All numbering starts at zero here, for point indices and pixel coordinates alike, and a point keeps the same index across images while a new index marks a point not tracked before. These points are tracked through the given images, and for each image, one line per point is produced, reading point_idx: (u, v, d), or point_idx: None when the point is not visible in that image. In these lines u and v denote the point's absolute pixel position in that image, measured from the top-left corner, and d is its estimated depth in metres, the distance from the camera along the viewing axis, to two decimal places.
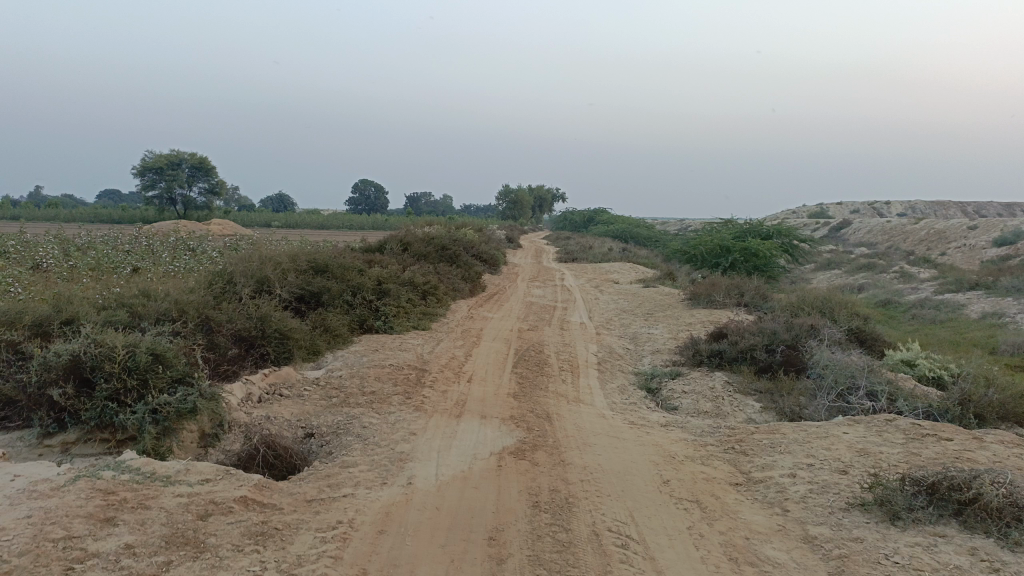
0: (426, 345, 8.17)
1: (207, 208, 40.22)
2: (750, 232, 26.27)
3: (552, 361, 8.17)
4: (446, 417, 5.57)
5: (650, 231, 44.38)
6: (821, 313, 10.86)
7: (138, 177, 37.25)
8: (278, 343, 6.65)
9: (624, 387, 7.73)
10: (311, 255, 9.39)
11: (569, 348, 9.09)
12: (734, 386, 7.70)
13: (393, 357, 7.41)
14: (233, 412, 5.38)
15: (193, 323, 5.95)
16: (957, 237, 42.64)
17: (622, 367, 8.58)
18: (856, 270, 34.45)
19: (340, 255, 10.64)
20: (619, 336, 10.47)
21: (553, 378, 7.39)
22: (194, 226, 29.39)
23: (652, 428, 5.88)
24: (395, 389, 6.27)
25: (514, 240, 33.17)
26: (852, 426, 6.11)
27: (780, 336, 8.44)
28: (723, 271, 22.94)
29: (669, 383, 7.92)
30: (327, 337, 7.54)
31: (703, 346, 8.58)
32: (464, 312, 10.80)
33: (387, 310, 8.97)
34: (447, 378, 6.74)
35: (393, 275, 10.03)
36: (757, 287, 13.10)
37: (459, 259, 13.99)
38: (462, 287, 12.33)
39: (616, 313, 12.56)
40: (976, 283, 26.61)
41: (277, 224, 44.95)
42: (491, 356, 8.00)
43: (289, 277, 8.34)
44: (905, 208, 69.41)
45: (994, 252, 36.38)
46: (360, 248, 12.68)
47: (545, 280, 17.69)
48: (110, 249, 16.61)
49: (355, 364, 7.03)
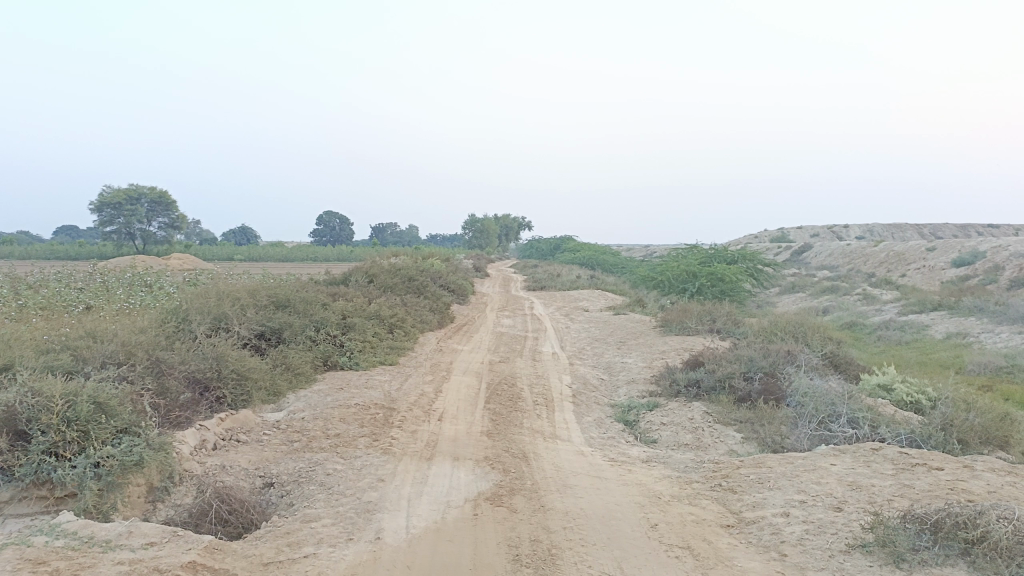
0: (393, 381, 7.83)
1: (167, 242, 39.38)
2: (717, 257, 26.36)
3: (526, 395, 7.87)
4: (416, 460, 5.23)
5: (617, 258, 44.45)
6: (795, 338, 10.74)
7: (95, 213, 36.35)
8: (235, 385, 6.27)
9: (601, 421, 7.45)
10: (271, 290, 9.02)
11: (542, 381, 8.80)
12: (714, 417, 7.45)
13: (359, 395, 7.05)
14: (184, 462, 5.00)
15: (141, 366, 5.56)
16: (916, 258, 43.38)
17: (598, 399, 8.31)
18: (820, 293, 34.79)
19: (302, 289, 10.26)
20: (592, 367, 10.20)
21: (527, 413, 7.08)
22: (153, 262, 28.65)
23: (633, 465, 5.60)
24: (361, 431, 5.92)
25: (481, 270, 32.93)
26: (838, 457, 5.90)
27: (757, 364, 8.24)
28: (691, 297, 22.90)
29: (647, 415, 7.66)
30: (288, 376, 7.17)
31: (680, 376, 8.33)
32: (433, 345, 10.47)
33: (352, 346, 8.62)
34: (416, 417, 6.40)
35: (358, 309, 9.68)
36: (729, 312, 12.97)
37: (426, 290, 13.66)
38: (430, 320, 12.00)
39: (588, 342, 12.32)
40: (938, 303, 26.94)
41: (240, 258, 44.20)
42: (461, 391, 7.67)
43: (248, 314, 7.96)
44: (865, 231, 70.71)
45: (953, 273, 37.02)
46: (324, 281, 12.30)
47: (514, 309, 17.45)
48: (63, 287, 15.98)
49: (318, 404, 6.66)
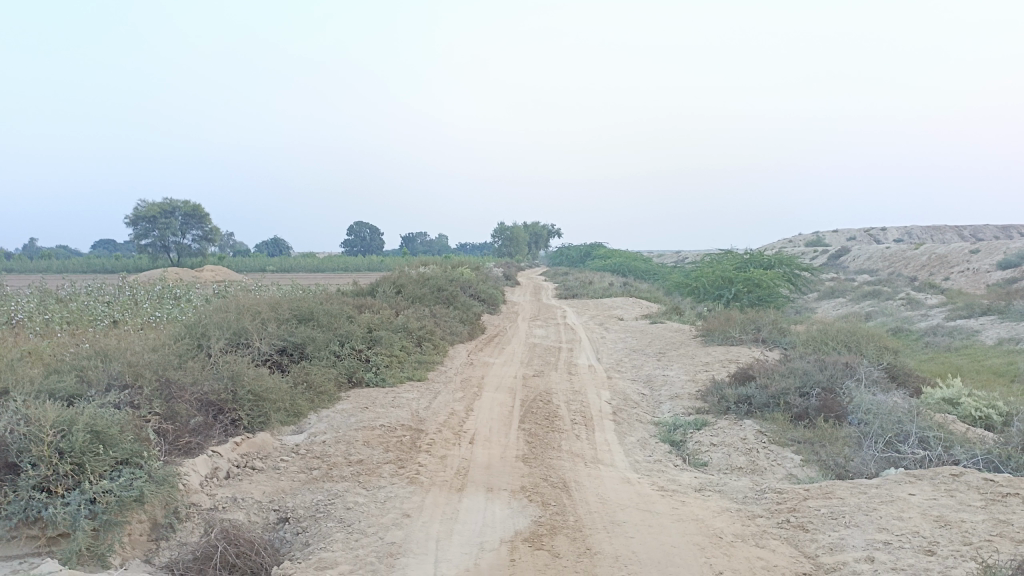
0: (421, 399, 7.36)
1: (202, 254, 39.51)
2: (753, 262, 25.61)
3: (563, 413, 7.35)
4: (446, 492, 4.74)
5: (649, 264, 43.69)
6: (847, 348, 10.07)
7: (131, 227, 36.54)
8: (252, 406, 5.84)
9: (645, 441, 6.89)
10: (294, 302, 8.61)
11: (579, 396, 8.27)
12: (769, 438, 6.86)
13: (386, 415, 6.58)
14: (192, 495, 4.56)
15: (148, 388, 5.14)
16: (959, 261, 42.01)
17: (640, 417, 7.75)
18: (861, 298, 33.77)
19: (327, 301, 9.86)
20: (632, 380, 9.64)
21: (565, 434, 6.56)
22: (187, 275, 28.58)
23: (686, 495, 5.04)
24: (386, 456, 5.44)
25: (511, 278, 32.50)
26: (916, 485, 5.29)
27: (814, 379, 7.63)
28: (728, 303, 22.21)
29: (695, 435, 7.09)
30: (310, 395, 6.73)
31: (729, 392, 7.73)
32: (464, 358, 10.00)
33: (378, 361, 8.17)
34: (446, 440, 5.92)
35: (384, 321, 9.24)
36: (773, 320, 12.33)
37: (456, 301, 13.20)
38: (460, 331, 11.52)
39: (626, 354, 11.76)
40: (987, 307, 25.88)
41: (272, 268, 44.34)
42: (494, 410, 7.17)
43: (268, 329, 7.55)
44: (903, 233, 69.00)
45: (999, 275, 35.73)
46: (350, 292, 11.89)
47: (546, 319, 16.94)
48: (92, 300, 15.80)
49: (341, 426, 6.20)
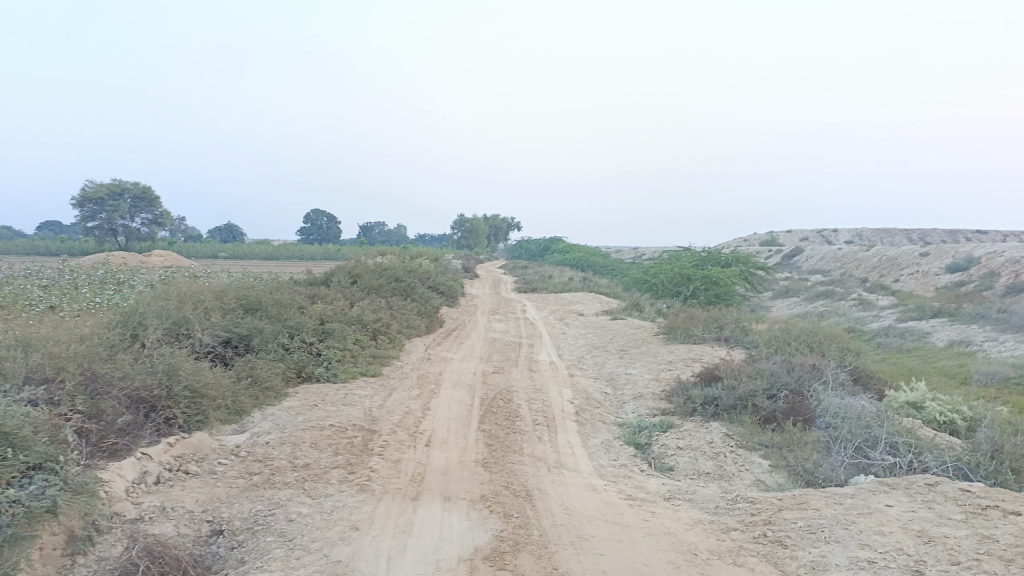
0: (375, 396, 6.95)
1: (151, 239, 38.28)
2: (712, 260, 25.64)
3: (524, 413, 7.01)
4: (400, 501, 4.37)
5: (608, 259, 43.66)
6: (810, 349, 9.94)
7: (77, 208, 35.17)
8: (188, 404, 5.38)
9: (609, 444, 6.60)
10: (241, 291, 8.11)
11: (541, 395, 7.95)
12: (737, 442, 6.62)
13: (336, 414, 6.16)
14: (115, 503, 4.11)
15: (71, 383, 4.66)
16: (909, 264, 42.86)
17: (604, 418, 7.45)
18: (815, 297, 34.17)
19: (278, 290, 9.37)
20: (594, 378, 9.35)
21: (526, 436, 6.23)
22: (135, 259, 27.56)
23: (656, 505, 4.75)
24: (335, 460, 5.04)
25: (470, 270, 32.10)
26: (891, 495, 5.09)
27: (781, 381, 7.43)
28: (686, 301, 22.16)
29: (661, 437, 6.81)
30: (255, 391, 6.29)
31: (695, 392, 7.47)
32: (421, 352, 9.60)
33: (330, 355, 7.73)
34: (401, 442, 5.54)
35: (338, 313, 8.79)
36: (736, 319, 12.18)
37: (413, 292, 12.77)
38: (417, 324, 11.11)
39: (587, 350, 11.48)
40: (938, 309, 26.31)
41: (225, 255, 43.19)
42: (452, 409, 6.80)
43: (212, 318, 7.06)
44: (855, 235, 70.33)
45: (947, 279, 36.48)
46: (303, 282, 11.39)
47: (506, 313, 16.61)
48: (29, 284, 14.95)
49: (287, 425, 5.77)
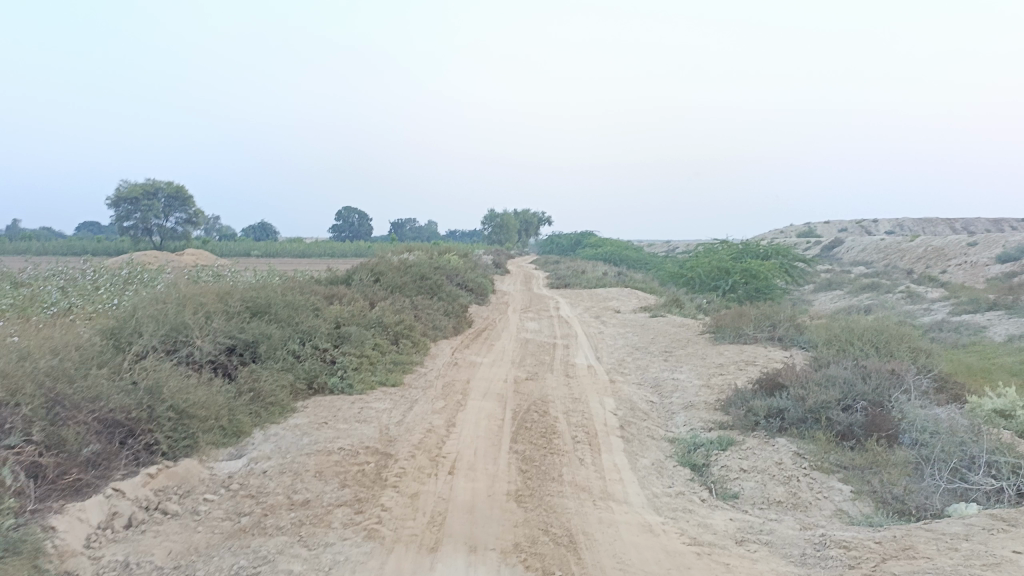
0: (394, 410, 6.17)
1: (185, 238, 38.15)
2: (750, 252, 24.56)
3: (562, 428, 6.17)
4: (415, 553, 3.56)
5: (642, 253, 42.50)
6: (876, 350, 8.96)
7: (112, 209, 34.98)
8: (174, 426, 4.69)
9: (661, 466, 5.73)
10: (249, 291, 7.40)
11: (580, 405, 7.11)
12: (810, 463, 5.70)
13: (348, 433, 5.38)
14: (67, 560, 3.36)
15: (30, 405, 3.97)
16: (956, 254, 41.11)
17: (652, 434, 6.58)
18: (859, 289, 32.78)
19: (292, 290, 8.65)
20: (637, 384, 8.49)
21: (566, 459, 5.39)
22: (166, 259, 27.12)
23: (728, 554, 3.88)
24: (341, 495, 4.25)
25: (501, 266, 31.35)
26: (1016, 536, 4.16)
27: (857, 390, 6.48)
28: (725, 295, 21.14)
29: (720, 456, 5.93)
30: (257, 407, 5.56)
31: (757, 403, 6.56)
32: (448, 357, 8.80)
33: (345, 363, 6.98)
34: (420, 469, 4.75)
35: (356, 315, 8.04)
36: (789, 315, 11.19)
37: (440, 291, 11.99)
38: (444, 325, 10.33)
39: (628, 352, 10.59)
40: (994, 301, 24.83)
41: (257, 253, 42.99)
42: (481, 425, 5.98)
43: (212, 323, 6.35)
44: (895, 225, 68.19)
45: (999, 269, 34.78)
46: (323, 280, 10.68)
47: (539, 310, 15.78)
48: (49, 284, 14.46)
49: (290, 449, 5.00)
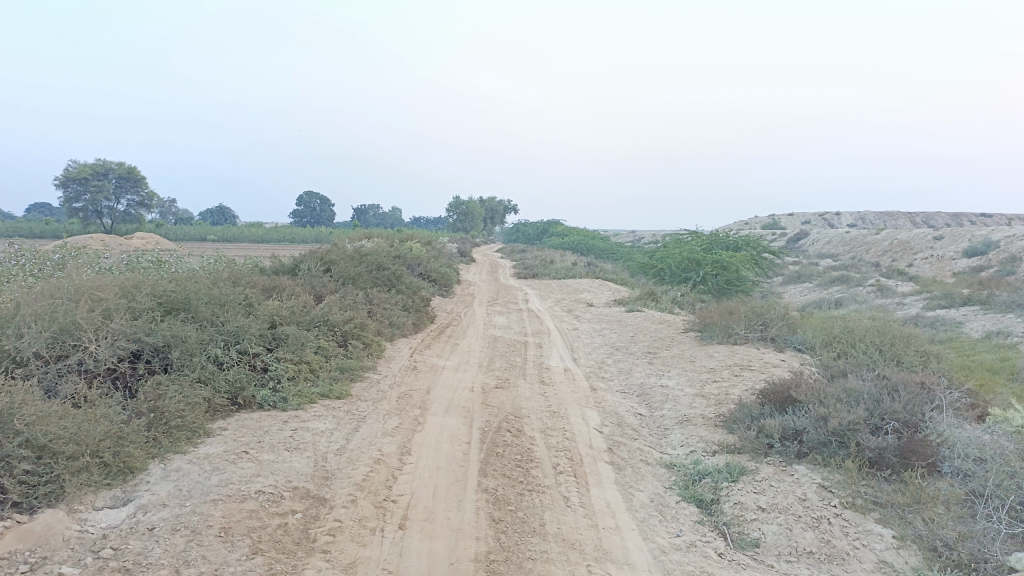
0: (336, 432, 5.04)
1: (138, 221, 36.36)
2: (720, 243, 23.79)
3: (542, 455, 5.10)
4: None
5: (609, 243, 41.56)
6: (883, 355, 8.04)
7: (60, 189, 32.89)
8: (31, 468, 3.54)
9: (662, 503, 4.69)
10: (166, 284, 6.19)
11: (560, 421, 6.06)
12: (840, 501, 4.72)
13: (274, 467, 4.24)
14: None
15: None
16: (922, 247, 40.88)
17: (646, 458, 5.55)
18: (828, 282, 32.26)
19: (225, 282, 7.44)
20: (622, 393, 7.45)
21: (548, 499, 4.32)
22: (114, 244, 25.36)
23: None
24: (248, 568, 3.13)
25: (467, 254, 30.17)
26: None
27: (885, 407, 5.50)
28: (695, 288, 20.27)
29: (731, 488, 4.93)
30: (155, 433, 4.41)
31: (769, 423, 5.56)
32: (405, 360, 7.68)
33: (279, 371, 5.81)
34: (362, 524, 3.64)
35: (297, 313, 6.86)
36: (779, 312, 10.24)
37: (400, 282, 10.83)
38: (403, 322, 9.18)
39: (607, 353, 9.55)
40: (967, 296, 24.27)
41: (213, 238, 41.15)
42: (442, 453, 4.88)
43: (111, 322, 5.17)
44: (858, 219, 68.41)
45: (965, 263, 34.51)
46: (266, 270, 9.46)
47: (507, 304, 14.68)
48: None
49: (192, 493, 3.85)
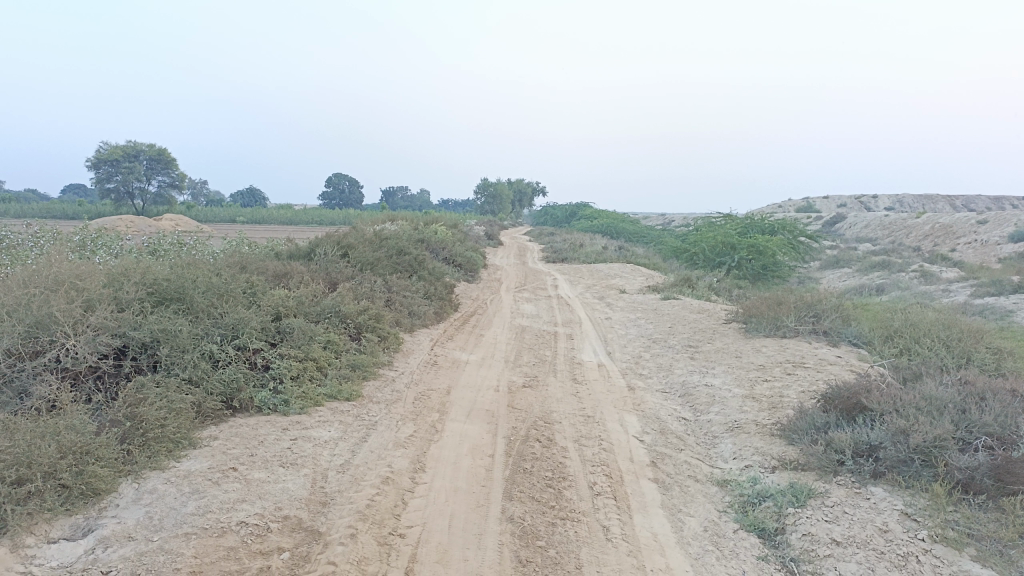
0: (342, 443, 4.41)
1: (169, 203, 36.22)
2: (755, 226, 22.87)
3: (576, 472, 4.43)
4: None
5: (640, 226, 40.61)
6: (952, 354, 7.23)
7: (92, 171, 32.68)
8: None
9: (718, 534, 4.01)
10: (161, 270, 5.59)
11: (595, 428, 5.39)
12: (929, 534, 3.93)
13: (263, 489, 3.62)
14: None
15: None
16: (966, 232, 39.32)
17: (695, 474, 4.87)
18: (867, 267, 31.06)
19: (230, 268, 6.85)
20: (663, 393, 6.76)
21: (584, 532, 3.64)
22: (142, 226, 25.08)
23: None
24: None
25: (494, 238, 29.50)
26: None
27: (973, 420, 4.73)
28: (729, 273, 19.42)
29: (798, 513, 4.22)
30: (130, 447, 3.81)
31: (839, 436, 4.85)
32: (425, 354, 7.06)
33: (281, 369, 5.21)
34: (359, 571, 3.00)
35: (304, 305, 6.25)
36: (830, 302, 9.43)
37: (422, 268, 10.21)
38: (425, 312, 8.54)
39: (644, 346, 8.85)
40: (1018, 284, 23.01)
41: (242, 219, 41.00)
42: (463, 469, 4.24)
43: (93, 315, 4.58)
44: (895, 202, 66.52)
45: (1012, 249, 33.06)
46: (280, 254, 8.88)
47: (535, 290, 14.01)
48: None
49: (164, 523, 3.24)
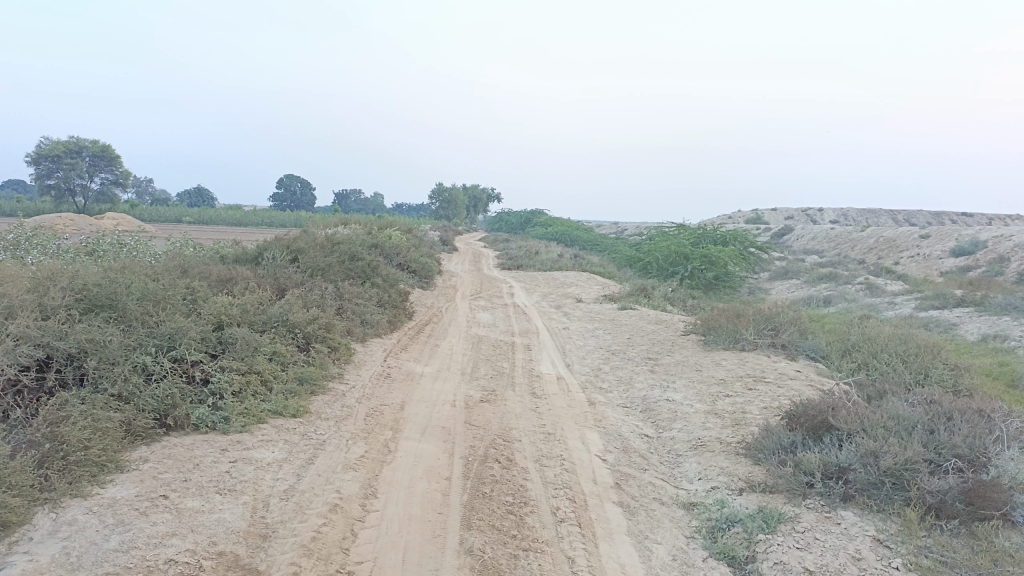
0: (286, 466, 4.09)
1: (112, 201, 34.96)
2: (707, 237, 23.02)
3: (538, 496, 4.18)
4: None
5: (594, 234, 40.69)
6: (910, 370, 7.20)
7: (31, 166, 31.31)
8: None
9: (687, 562, 3.80)
10: (92, 274, 5.17)
11: (556, 446, 5.15)
12: (903, 562, 3.77)
13: (197, 520, 3.28)
14: None
15: None
16: (908, 246, 40.34)
17: (660, 497, 4.66)
18: (815, 279, 31.56)
19: (170, 272, 6.43)
20: (624, 409, 6.56)
21: (548, 565, 3.39)
22: (83, 224, 24.05)
23: None
24: None
25: (448, 243, 29.16)
26: None
27: (942, 441, 4.63)
28: (683, 283, 19.46)
29: (770, 539, 4.03)
30: (48, 472, 3.43)
31: (808, 457, 4.70)
32: (378, 366, 6.75)
33: (221, 384, 4.84)
34: None
35: (248, 314, 5.88)
36: (788, 315, 9.39)
37: (375, 274, 9.86)
38: (377, 321, 8.21)
39: (602, 358, 8.66)
40: (960, 298, 23.57)
41: (189, 219, 39.83)
42: (417, 495, 3.95)
43: (12, 323, 4.15)
44: (840, 215, 68.15)
45: (952, 263, 34.01)
46: (225, 257, 8.44)
47: (491, 298, 13.76)
48: None
49: (81, 561, 2.88)
